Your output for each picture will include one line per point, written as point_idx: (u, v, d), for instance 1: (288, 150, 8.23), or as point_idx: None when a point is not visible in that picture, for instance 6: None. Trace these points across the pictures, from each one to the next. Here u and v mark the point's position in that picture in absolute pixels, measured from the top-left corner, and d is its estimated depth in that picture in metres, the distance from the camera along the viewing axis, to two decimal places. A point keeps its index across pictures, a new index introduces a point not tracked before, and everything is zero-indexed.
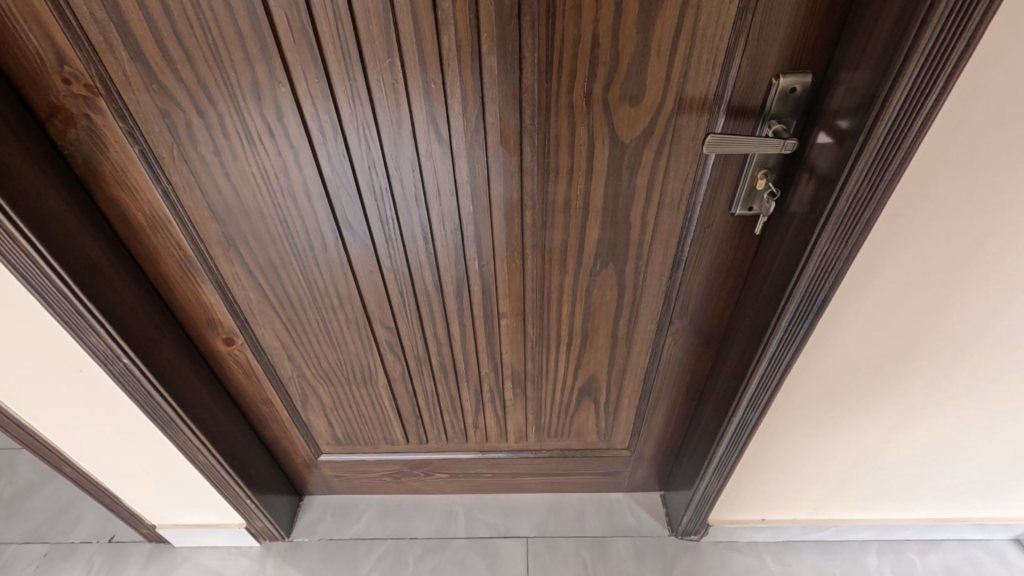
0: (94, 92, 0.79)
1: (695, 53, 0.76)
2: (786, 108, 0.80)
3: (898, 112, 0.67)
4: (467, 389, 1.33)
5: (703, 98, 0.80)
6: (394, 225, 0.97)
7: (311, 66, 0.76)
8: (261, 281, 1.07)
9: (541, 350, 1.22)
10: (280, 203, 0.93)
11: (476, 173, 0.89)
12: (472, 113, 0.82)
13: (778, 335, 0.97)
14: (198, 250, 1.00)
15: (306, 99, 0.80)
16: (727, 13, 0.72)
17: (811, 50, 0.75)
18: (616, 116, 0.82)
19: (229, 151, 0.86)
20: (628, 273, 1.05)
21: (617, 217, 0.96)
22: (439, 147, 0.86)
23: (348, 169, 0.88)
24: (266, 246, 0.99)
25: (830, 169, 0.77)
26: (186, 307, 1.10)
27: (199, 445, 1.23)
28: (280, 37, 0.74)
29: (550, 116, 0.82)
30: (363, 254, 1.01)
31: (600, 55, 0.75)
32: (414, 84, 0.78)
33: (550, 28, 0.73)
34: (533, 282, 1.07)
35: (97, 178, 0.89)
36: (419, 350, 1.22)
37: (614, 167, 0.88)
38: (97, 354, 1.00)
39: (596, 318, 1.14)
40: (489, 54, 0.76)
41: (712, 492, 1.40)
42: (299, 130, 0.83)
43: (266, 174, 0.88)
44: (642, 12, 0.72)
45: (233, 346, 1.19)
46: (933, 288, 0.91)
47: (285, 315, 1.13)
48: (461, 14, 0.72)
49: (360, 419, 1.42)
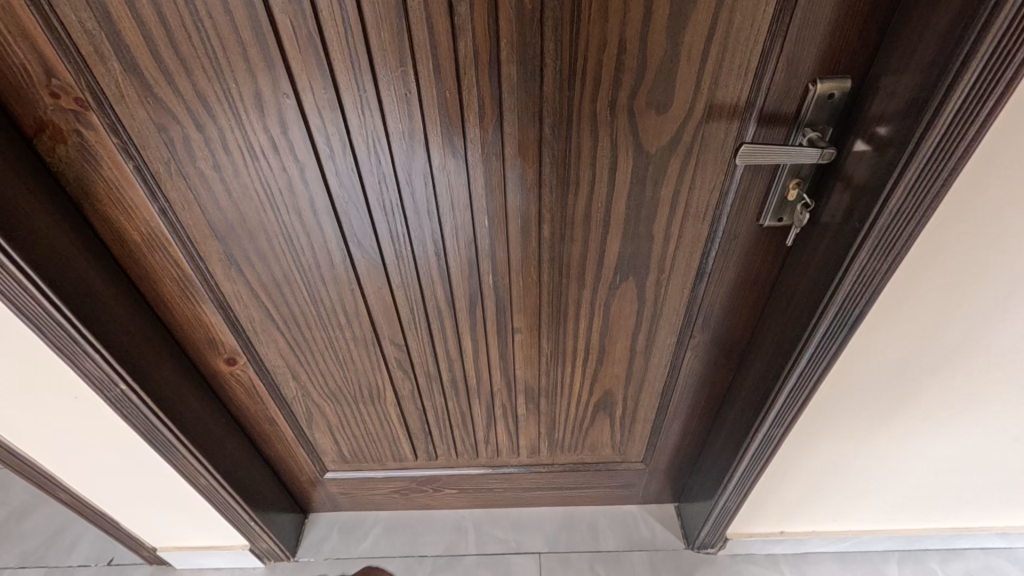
0: (84, 105, 0.73)
1: (726, 58, 0.71)
2: (823, 116, 0.76)
3: (950, 122, 0.62)
4: (478, 406, 1.29)
5: (734, 105, 0.76)
6: (405, 241, 0.92)
7: (318, 76, 0.71)
8: (264, 299, 1.01)
9: (555, 365, 1.18)
10: (284, 219, 0.88)
11: (491, 185, 0.84)
12: (488, 123, 0.77)
13: (809, 351, 0.92)
14: (197, 268, 0.94)
15: (313, 111, 0.75)
16: (762, 15, 0.68)
17: (850, 54, 0.71)
18: (641, 125, 0.77)
19: (230, 167, 0.81)
20: (648, 286, 1.01)
21: (639, 229, 0.91)
22: (453, 159, 0.81)
23: (356, 183, 0.83)
24: (269, 263, 0.94)
25: (870, 181, 0.73)
26: (185, 327, 1.05)
27: (200, 469, 1.18)
28: (285, 46, 0.68)
29: (572, 126, 0.77)
30: (372, 271, 0.97)
31: (627, 61, 0.71)
32: (427, 95, 0.74)
33: (574, 33, 0.68)
34: (549, 297, 1.03)
35: (90, 197, 0.84)
36: (429, 367, 1.17)
37: (637, 178, 0.84)
38: (92, 380, 0.94)
39: (613, 332, 1.10)
40: (508, 61, 0.71)
41: (731, 507, 1.36)
42: (304, 143, 0.78)
43: (269, 190, 0.83)
44: (672, 16, 0.67)
45: (235, 365, 1.14)
46: (962, 307, 0.88)
47: (289, 334, 1.08)
48: (479, 20, 0.67)
49: (367, 436, 1.38)
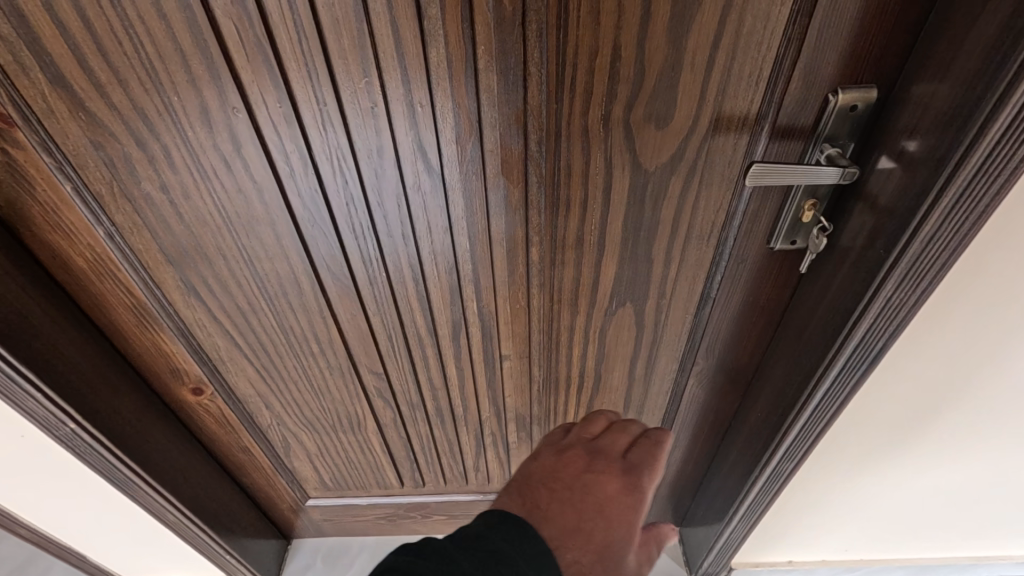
0: (8, 122, 0.64)
1: (735, 65, 0.63)
2: (845, 129, 0.67)
3: (996, 141, 0.54)
4: (466, 433, 1.20)
5: (743, 117, 0.67)
6: (379, 266, 0.84)
7: (271, 88, 0.63)
8: (229, 327, 0.93)
9: (548, 393, 1.09)
10: (244, 243, 0.79)
11: (472, 205, 0.76)
12: (466, 140, 0.69)
13: (825, 386, 0.84)
14: (152, 296, 0.86)
15: (267, 126, 0.66)
16: (777, 17, 0.59)
17: (877, 61, 0.62)
18: (639, 141, 0.69)
19: (179, 188, 0.72)
20: (648, 312, 0.92)
21: (637, 252, 0.83)
22: (428, 178, 0.72)
23: (321, 204, 0.75)
24: (231, 290, 0.86)
25: (897, 205, 0.64)
26: (145, 356, 0.97)
27: (167, 506, 1.10)
28: (231, 54, 0.60)
29: (561, 142, 0.69)
30: (345, 297, 0.88)
31: (622, 70, 0.62)
32: (396, 109, 0.65)
33: (561, 39, 0.59)
34: (539, 324, 0.94)
35: (25, 221, 0.75)
36: (411, 395, 1.09)
37: (635, 198, 0.75)
38: (37, 420, 0.86)
39: (610, 360, 1.01)
40: (486, 70, 0.62)
41: (737, 539, 1.28)
42: (260, 162, 0.70)
43: (225, 212, 0.75)
44: (674, 18, 0.58)
45: (202, 395, 1.06)
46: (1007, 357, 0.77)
47: (258, 362, 1.00)
48: (452, 24, 0.58)
49: (349, 464, 1.29)
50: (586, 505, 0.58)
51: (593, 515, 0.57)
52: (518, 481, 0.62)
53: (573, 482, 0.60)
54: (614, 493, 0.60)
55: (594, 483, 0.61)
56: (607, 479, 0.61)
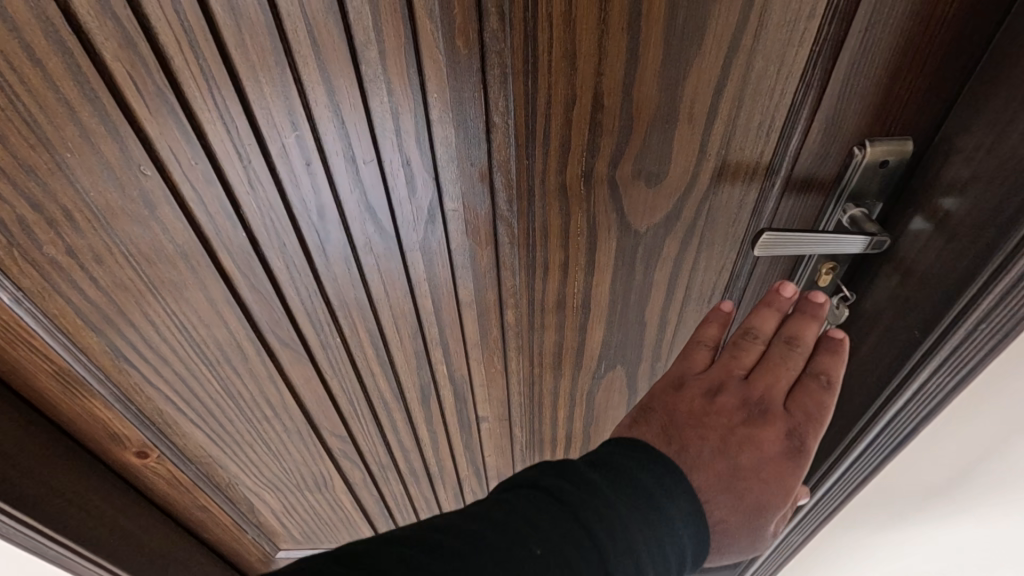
0: None
1: (743, 116, 0.52)
2: (875, 186, 0.55)
3: None
4: (444, 491, 1.10)
5: (752, 169, 0.57)
6: (333, 330, 0.73)
7: (184, 144, 0.52)
8: (170, 393, 0.82)
9: (531, 453, 0.99)
10: (174, 310, 0.69)
11: (435, 268, 0.66)
12: (423, 199, 0.58)
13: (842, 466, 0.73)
14: (81, 364, 0.74)
15: (186, 187, 0.56)
16: (792, 60, 0.48)
17: (917, 109, 0.51)
18: (627, 199, 0.58)
19: (89, 253, 0.60)
20: (640, 376, 0.82)
21: (628, 316, 0.72)
22: (381, 240, 0.62)
23: (260, 268, 0.64)
24: (167, 356, 0.75)
25: (939, 275, 0.53)
26: (77, 421, 0.85)
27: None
28: (130, 105, 0.49)
29: (535, 201, 0.58)
30: (297, 362, 0.78)
31: (605, 123, 0.51)
32: (336, 167, 0.55)
33: (530, 87, 0.49)
34: (518, 387, 0.84)
35: None
36: (381, 455, 0.98)
37: (625, 260, 0.65)
38: None
39: (599, 422, 0.91)
40: (441, 121, 0.52)
41: None
42: (181, 224, 0.59)
43: (148, 279, 0.65)
44: (667, 64, 0.47)
45: (147, 458, 0.95)
46: None
47: (208, 428, 0.89)
48: (396, 70, 0.48)
49: (318, 520, 1.19)
50: (748, 461, 0.51)
51: (771, 478, 0.52)
52: (659, 413, 0.55)
53: (730, 434, 0.52)
54: (776, 454, 0.53)
55: (755, 441, 0.52)
56: (771, 441, 0.53)
